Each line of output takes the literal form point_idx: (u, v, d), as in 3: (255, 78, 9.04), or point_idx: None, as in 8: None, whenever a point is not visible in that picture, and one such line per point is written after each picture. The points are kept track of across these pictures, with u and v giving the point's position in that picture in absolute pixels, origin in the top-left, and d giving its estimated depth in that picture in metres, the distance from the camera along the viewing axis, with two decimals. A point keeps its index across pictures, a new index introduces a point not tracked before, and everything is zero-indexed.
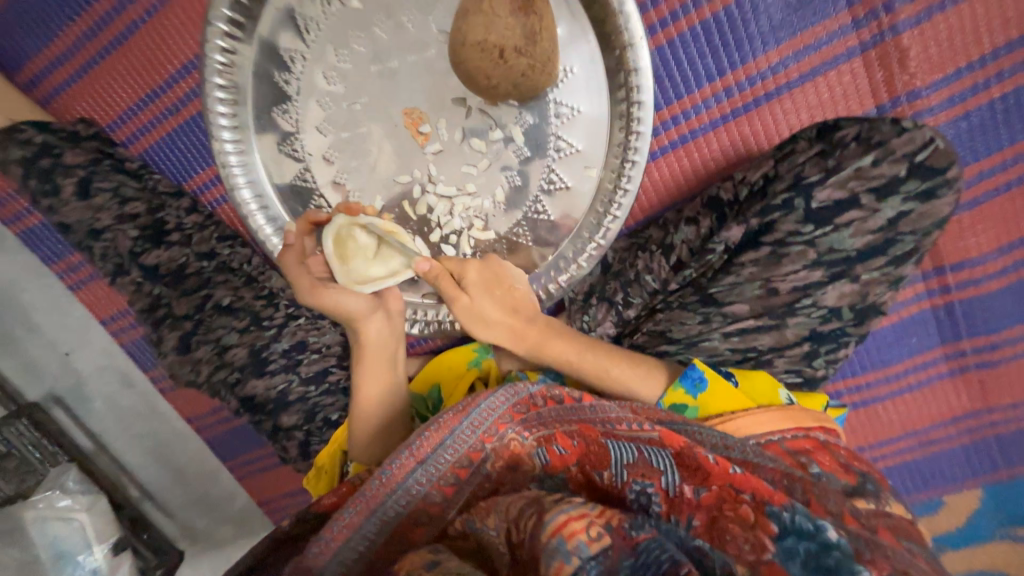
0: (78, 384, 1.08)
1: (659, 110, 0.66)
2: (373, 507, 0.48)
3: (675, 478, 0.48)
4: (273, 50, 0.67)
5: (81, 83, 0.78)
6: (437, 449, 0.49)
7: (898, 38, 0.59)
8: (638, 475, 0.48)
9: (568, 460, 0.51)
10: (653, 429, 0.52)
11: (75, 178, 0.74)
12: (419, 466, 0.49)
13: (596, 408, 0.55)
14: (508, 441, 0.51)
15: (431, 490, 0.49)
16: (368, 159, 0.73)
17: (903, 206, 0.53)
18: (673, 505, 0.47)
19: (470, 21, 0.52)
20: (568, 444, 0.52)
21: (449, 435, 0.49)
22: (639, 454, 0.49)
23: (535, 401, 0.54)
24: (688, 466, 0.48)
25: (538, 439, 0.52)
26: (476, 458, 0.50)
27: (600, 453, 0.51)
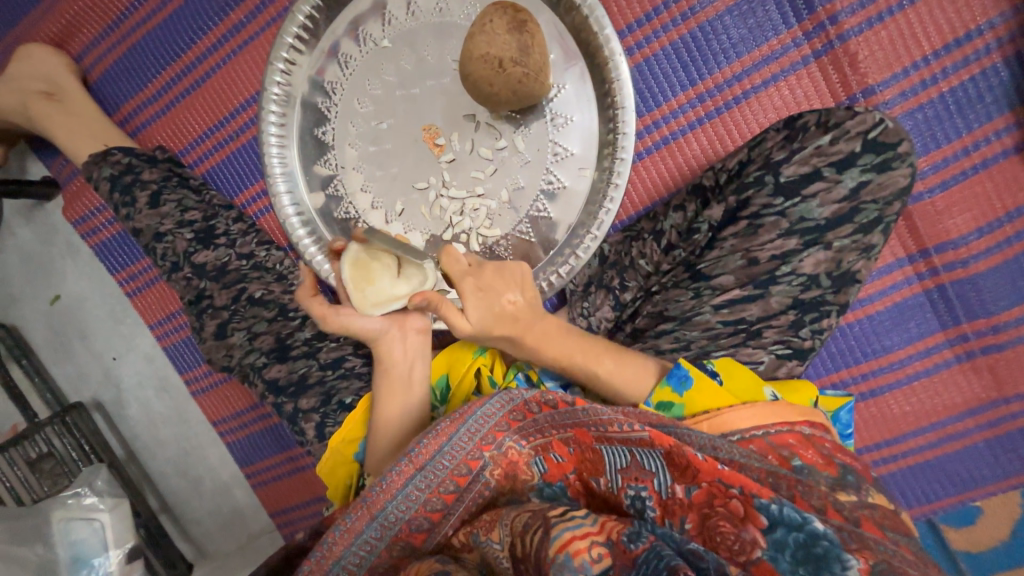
0: (118, 390, 1.16)
1: (643, 116, 0.76)
2: (374, 512, 0.53)
3: (667, 479, 0.50)
4: (318, 83, 0.83)
5: (165, 118, 0.96)
6: (435, 455, 0.54)
7: (847, 46, 0.68)
8: (632, 479, 0.51)
9: (565, 468, 0.54)
10: (643, 430, 0.53)
11: (148, 191, 0.87)
12: (417, 473, 0.54)
13: (588, 411, 0.56)
14: (506, 449, 0.55)
15: (430, 497, 0.54)
16: (392, 168, 0.84)
17: (862, 178, 0.59)
18: (666, 507, 0.49)
19: (476, 40, 0.65)
20: (564, 451, 0.55)
21: (446, 441, 0.55)
22: (631, 458, 0.52)
23: (529, 408, 0.57)
24: (677, 466, 0.51)
25: (534, 448, 0.55)
26: (474, 466, 0.54)
27: (595, 458, 0.53)
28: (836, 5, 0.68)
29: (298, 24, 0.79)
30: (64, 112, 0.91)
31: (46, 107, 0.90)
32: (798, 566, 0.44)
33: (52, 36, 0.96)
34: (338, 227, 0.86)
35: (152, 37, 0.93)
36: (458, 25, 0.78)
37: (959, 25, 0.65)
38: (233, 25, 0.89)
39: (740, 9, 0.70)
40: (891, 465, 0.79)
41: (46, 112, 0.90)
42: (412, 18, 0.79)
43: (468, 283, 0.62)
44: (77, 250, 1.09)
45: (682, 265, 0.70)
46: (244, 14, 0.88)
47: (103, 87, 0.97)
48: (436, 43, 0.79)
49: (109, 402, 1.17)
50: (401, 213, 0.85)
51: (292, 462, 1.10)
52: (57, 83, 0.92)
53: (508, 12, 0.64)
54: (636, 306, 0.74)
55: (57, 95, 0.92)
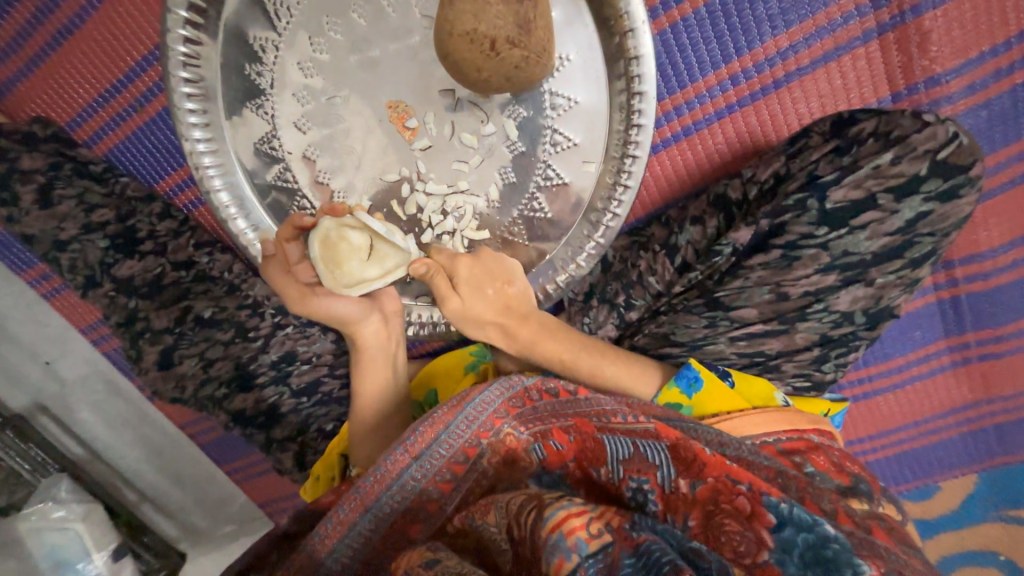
0: (63, 393, 1.04)
1: (663, 100, 0.62)
2: (368, 502, 0.50)
3: (670, 471, 0.46)
4: (241, 39, 0.61)
5: (34, 78, 0.71)
6: (432, 443, 0.51)
7: (919, 20, 0.55)
8: (634, 471, 0.47)
9: (564, 456, 0.51)
10: (648, 422, 0.51)
11: (34, 184, 0.68)
12: (413, 462, 0.50)
13: (590, 400, 0.54)
14: (504, 436, 0.53)
15: (426, 485, 0.51)
16: (353, 158, 0.67)
17: (923, 208, 0.50)
18: (669, 502, 0.45)
19: (456, 8, 0.47)
20: (564, 440, 0.52)
21: (443, 430, 0.52)
22: (634, 449, 0.49)
23: (529, 396, 0.56)
24: (683, 459, 0.47)
25: (533, 435, 0.53)
26: (471, 454, 0.52)
27: (597, 448, 0.50)
28: None
29: None
30: None
31: None
32: (806, 570, 0.39)
33: None
34: None
35: None
36: None
37: None
38: None
39: None
40: (869, 455, 0.83)
41: None
42: None
43: (460, 265, 0.66)
44: None
45: (696, 288, 0.62)
46: None
47: None
48: None
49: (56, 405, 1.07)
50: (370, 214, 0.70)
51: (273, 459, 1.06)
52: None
53: None
54: (641, 326, 0.68)
55: None
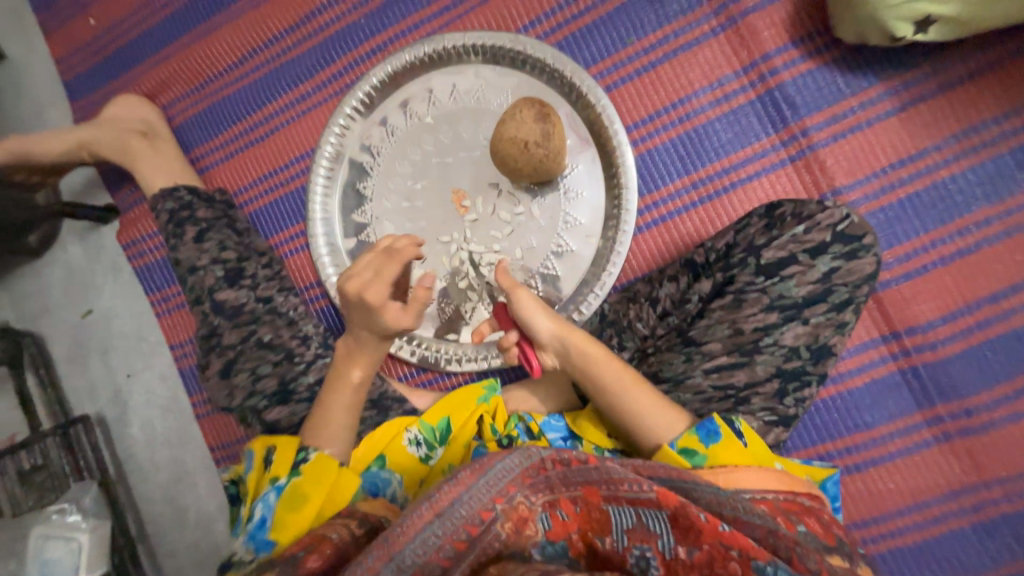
0: (124, 407, 1.18)
1: (644, 195, 0.88)
2: (392, 553, 0.49)
3: (670, 539, 0.53)
4: (366, 145, 0.97)
5: (227, 163, 1.09)
6: (454, 503, 0.52)
7: (817, 154, 0.80)
8: (638, 539, 0.53)
9: (569, 526, 0.56)
10: (651, 489, 0.55)
11: (198, 227, 0.97)
12: (436, 518, 0.51)
13: (601, 469, 0.57)
14: (517, 503, 0.53)
15: (444, 543, 0.51)
16: (420, 222, 0.96)
17: (833, 264, 0.69)
18: (670, 566, 0.51)
19: (507, 125, 0.77)
20: (571, 509, 0.56)
21: (464, 491, 0.53)
22: (637, 519, 0.54)
23: (544, 464, 0.56)
24: (682, 527, 0.53)
25: (543, 504, 0.55)
26: (486, 517, 0.52)
27: (602, 517, 0.55)
28: (806, 121, 0.81)
29: (358, 99, 0.96)
30: (154, 147, 1.05)
31: (142, 142, 1.04)
32: None
33: (147, 89, 1.13)
34: None
35: (230, 97, 1.09)
36: (491, 110, 0.92)
37: (913, 143, 0.78)
38: (302, 94, 1.05)
39: (727, 117, 0.83)
40: (881, 544, 0.79)
41: (143, 147, 1.04)
42: (454, 100, 0.94)
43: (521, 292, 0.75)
44: (120, 270, 1.17)
45: (675, 331, 0.77)
46: (311, 87, 1.05)
47: (179, 133, 1.12)
48: (472, 123, 0.93)
49: (113, 419, 1.19)
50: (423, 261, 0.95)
51: None
52: (152, 128, 1.07)
53: (535, 106, 0.77)
54: (632, 366, 0.80)
55: (151, 134, 1.06)
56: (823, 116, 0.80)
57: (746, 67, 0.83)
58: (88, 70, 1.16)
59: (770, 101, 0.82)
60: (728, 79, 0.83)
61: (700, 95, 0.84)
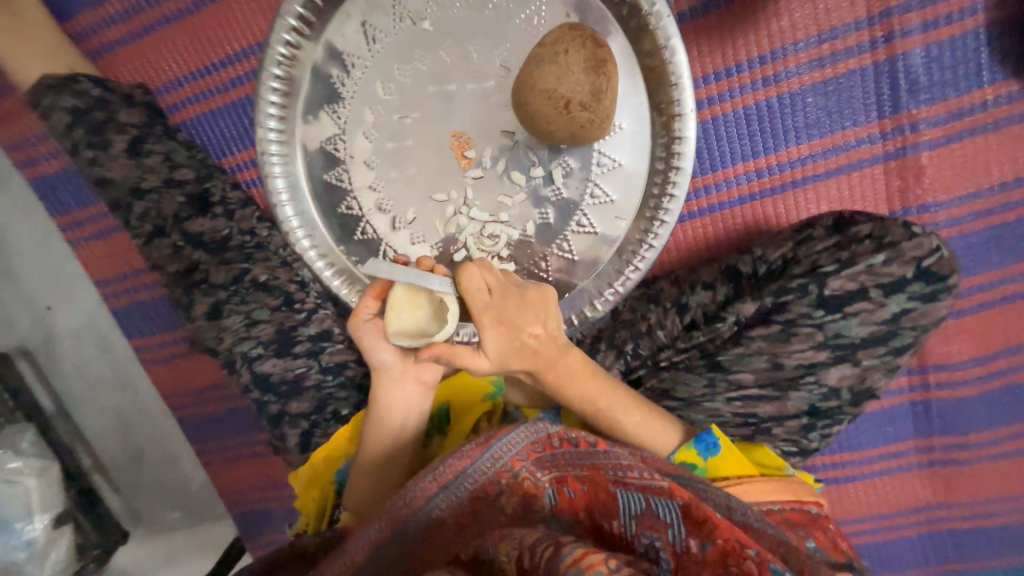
0: (51, 342, 1.02)
1: (695, 177, 0.70)
2: (393, 526, 0.51)
3: (681, 531, 0.47)
4: (336, 53, 0.70)
5: (135, 46, 0.79)
6: (458, 476, 0.53)
7: (918, 157, 0.64)
8: (646, 527, 0.48)
9: (575, 503, 0.52)
10: (661, 479, 0.50)
11: (126, 135, 0.74)
12: (440, 491, 0.52)
13: (609, 453, 0.53)
14: (522, 479, 0.53)
15: (448, 516, 0.52)
16: (408, 170, 0.75)
17: (906, 304, 0.60)
18: (680, 562, 0.45)
19: (543, 69, 0.55)
20: (577, 488, 0.52)
21: (470, 465, 0.52)
22: (646, 504, 0.49)
23: (551, 442, 0.55)
24: (695, 519, 0.47)
25: (550, 480, 0.53)
26: (492, 491, 0.53)
27: (609, 500, 0.51)
28: (920, 111, 0.63)
29: None
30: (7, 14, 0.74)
31: None
32: None
33: None
34: (337, 221, 0.77)
35: None
36: (517, 27, 0.67)
37: None
38: None
39: (826, 89, 0.64)
40: None
41: None
42: (464, 3, 0.67)
43: (486, 319, 0.59)
44: (6, 177, 0.90)
45: (698, 349, 0.69)
46: None
47: None
48: (487, 42, 0.68)
49: (39, 351, 1.03)
50: (412, 222, 0.76)
51: (247, 446, 1.03)
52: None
53: (589, 46, 0.54)
54: (640, 376, 0.73)
55: None
56: (942, 108, 0.62)
57: (872, 18, 0.61)
58: None
59: (886, 74, 0.62)
60: (844, 31, 0.62)
61: (798, 49, 0.63)
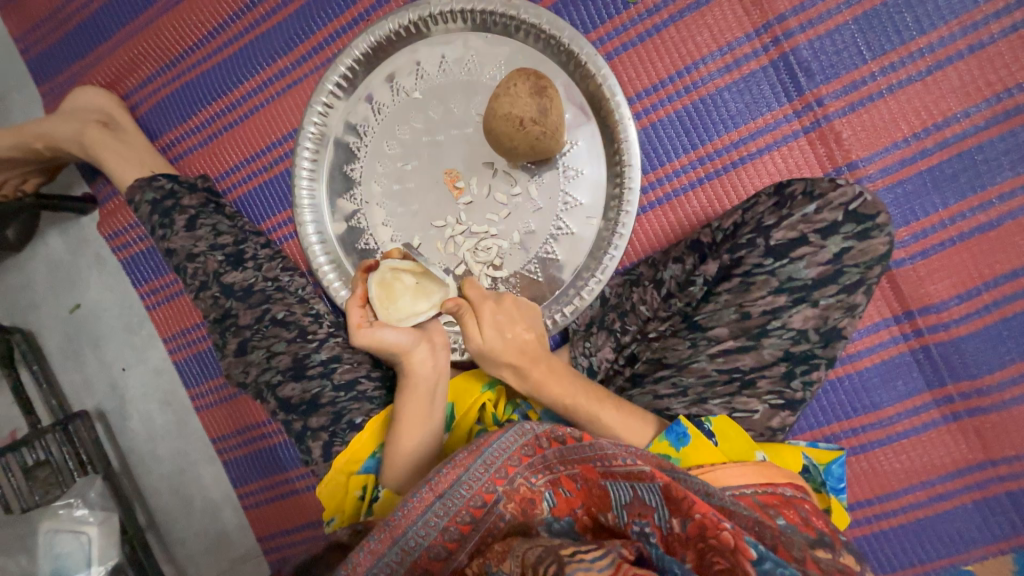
0: (122, 401, 1.17)
1: (648, 173, 0.83)
2: (395, 535, 0.53)
3: (665, 513, 0.51)
4: (351, 125, 0.92)
5: (206, 148, 1.04)
6: (454, 484, 0.57)
7: (833, 125, 0.75)
8: (636, 514, 0.52)
9: (572, 502, 0.58)
10: (643, 463, 0.55)
11: (186, 215, 0.93)
12: (437, 499, 0.56)
13: (594, 445, 0.59)
14: (518, 485, 0.57)
15: (449, 525, 0.55)
16: (413, 206, 0.91)
17: (845, 244, 0.65)
18: (668, 543, 0.49)
19: (500, 101, 0.72)
20: (573, 487, 0.58)
21: (463, 472, 0.58)
22: (633, 493, 0.54)
23: (541, 443, 0.61)
24: (674, 500, 0.51)
25: (546, 483, 0.58)
26: (489, 499, 0.56)
27: (602, 493, 0.56)
28: (822, 89, 0.75)
29: (339, 74, 0.89)
30: (115, 137, 0.99)
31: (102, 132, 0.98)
32: None
33: (107, 79, 1.06)
34: (357, 256, 0.93)
35: (203, 77, 1.02)
36: (484, 84, 0.86)
37: (939, 111, 0.72)
38: (280, 70, 0.98)
39: (737, 86, 0.78)
40: (883, 523, 0.79)
41: (99, 135, 0.97)
42: (443, 74, 0.88)
43: (487, 307, 0.75)
44: (105, 263, 1.14)
45: (679, 315, 0.74)
46: (290, 62, 0.98)
47: (151, 118, 1.06)
48: (464, 98, 0.87)
49: (112, 411, 1.17)
50: (418, 247, 0.91)
51: (284, 486, 1.08)
52: (114, 119, 1.01)
53: (531, 79, 0.72)
54: (633, 350, 0.78)
55: (111, 124, 1.00)
56: (840, 84, 0.74)
57: (759, 29, 0.76)
58: (50, 49, 1.08)
59: (784, 68, 0.76)
60: (739, 43, 0.77)
61: (707, 61, 0.78)
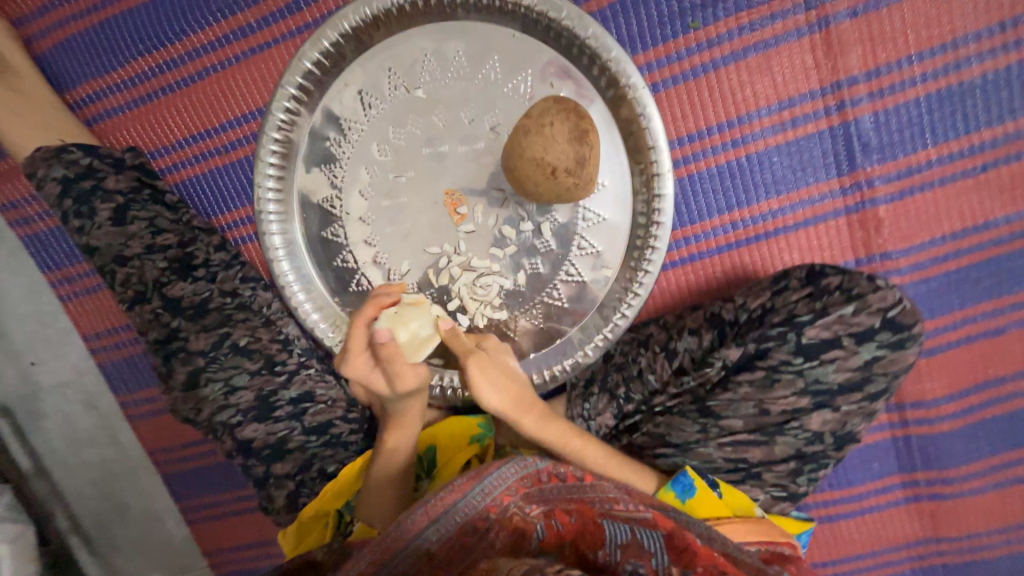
0: (32, 398, 0.99)
1: (676, 229, 0.75)
2: (390, 547, 0.47)
3: (665, 560, 0.44)
4: (334, 118, 0.74)
5: (137, 111, 0.82)
6: (450, 509, 0.51)
7: (875, 210, 0.70)
8: (632, 555, 0.45)
9: (562, 537, 0.50)
10: (646, 510, 0.52)
11: (112, 203, 0.74)
12: (432, 523, 0.49)
13: (596, 488, 0.56)
14: (511, 515, 0.52)
15: (435, 547, 0.48)
16: (404, 226, 0.78)
17: (877, 352, 0.63)
18: None
19: (531, 140, 0.60)
20: (566, 521, 0.51)
21: (461, 497, 0.51)
22: (631, 535, 0.48)
23: (540, 476, 0.58)
24: (676, 547, 0.46)
25: (538, 515, 0.52)
26: (479, 525, 0.50)
27: (596, 532, 0.49)
28: (874, 169, 0.69)
29: (321, 51, 0.70)
30: (8, 86, 0.76)
31: None
32: None
33: None
34: (333, 276, 0.79)
35: (130, 15, 0.78)
36: (504, 96, 0.72)
37: (983, 212, 0.69)
38: (240, 26, 0.77)
39: (787, 150, 0.70)
40: None
41: None
42: (455, 73, 0.72)
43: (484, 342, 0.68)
44: None
45: (688, 394, 0.70)
46: (255, 18, 0.76)
47: (55, 58, 0.81)
48: (477, 109, 0.73)
49: (19, 407, 1.00)
50: (406, 275, 0.79)
51: (235, 502, 0.99)
52: (5, 61, 0.77)
53: (572, 119, 0.60)
54: (636, 420, 0.75)
55: (0, 67, 0.77)
56: (894, 166, 0.68)
57: (825, 88, 0.67)
58: None
59: (841, 137, 0.68)
60: (801, 100, 0.68)
61: (762, 115, 0.69)
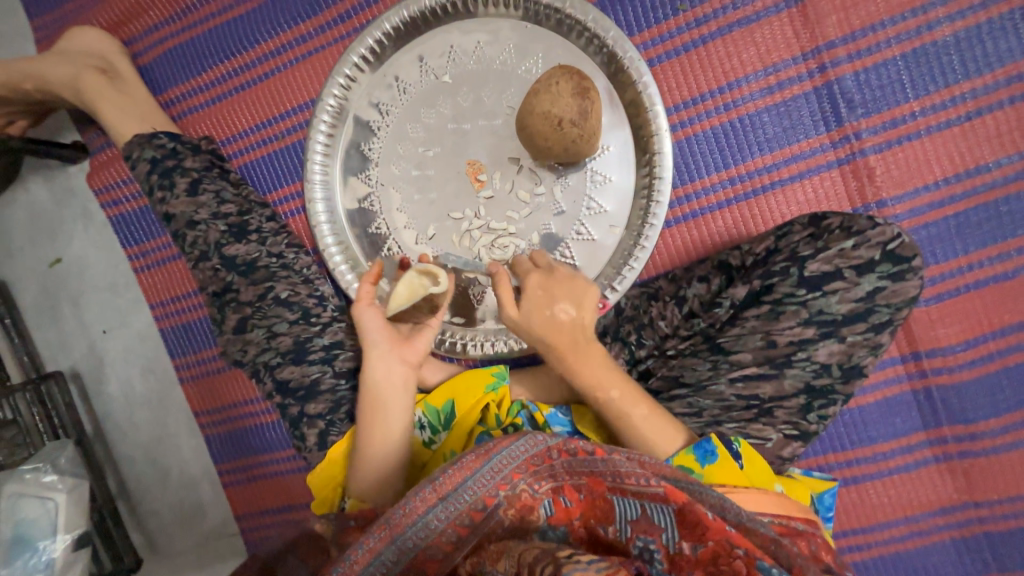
0: (100, 364, 1.11)
1: (677, 188, 0.81)
2: (394, 534, 0.44)
3: (674, 534, 0.45)
4: (374, 102, 0.87)
5: (213, 108, 0.98)
6: (457, 488, 0.46)
7: (866, 161, 0.75)
8: (640, 530, 0.46)
9: (571, 513, 0.48)
10: (658, 484, 0.48)
11: (188, 178, 0.87)
12: (439, 502, 0.45)
13: (608, 461, 0.50)
14: (519, 492, 0.47)
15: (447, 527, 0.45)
16: (430, 194, 0.88)
17: (879, 283, 0.66)
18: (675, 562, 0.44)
19: (540, 98, 0.70)
20: (574, 496, 0.49)
21: (469, 477, 0.46)
22: (641, 509, 0.47)
23: (550, 454, 0.50)
24: (687, 523, 0.45)
25: (545, 491, 0.48)
26: (489, 503, 0.46)
27: (606, 508, 0.48)
28: (861, 122, 0.75)
29: (367, 47, 0.84)
30: (114, 87, 0.92)
31: (99, 80, 0.91)
32: None
33: (109, 20, 0.99)
34: (366, 240, 0.89)
35: (215, 32, 0.96)
36: (519, 76, 0.83)
37: (972, 158, 0.73)
38: (301, 35, 0.93)
39: (776, 110, 0.77)
40: (864, 552, 0.82)
41: (97, 85, 0.90)
42: (476, 60, 0.84)
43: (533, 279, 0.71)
44: (91, 216, 1.07)
45: (700, 335, 0.74)
46: (313, 28, 0.92)
47: (155, 68, 0.99)
48: (496, 90, 0.84)
49: (88, 373, 1.12)
50: (432, 238, 0.88)
51: (268, 465, 1.05)
52: (115, 69, 0.94)
53: (574, 79, 0.70)
54: (649, 365, 0.78)
55: (110, 72, 0.93)
56: (879, 120, 0.74)
57: (806, 54, 0.75)
58: None
59: (826, 96, 0.75)
60: (785, 65, 0.76)
61: (750, 81, 0.77)
